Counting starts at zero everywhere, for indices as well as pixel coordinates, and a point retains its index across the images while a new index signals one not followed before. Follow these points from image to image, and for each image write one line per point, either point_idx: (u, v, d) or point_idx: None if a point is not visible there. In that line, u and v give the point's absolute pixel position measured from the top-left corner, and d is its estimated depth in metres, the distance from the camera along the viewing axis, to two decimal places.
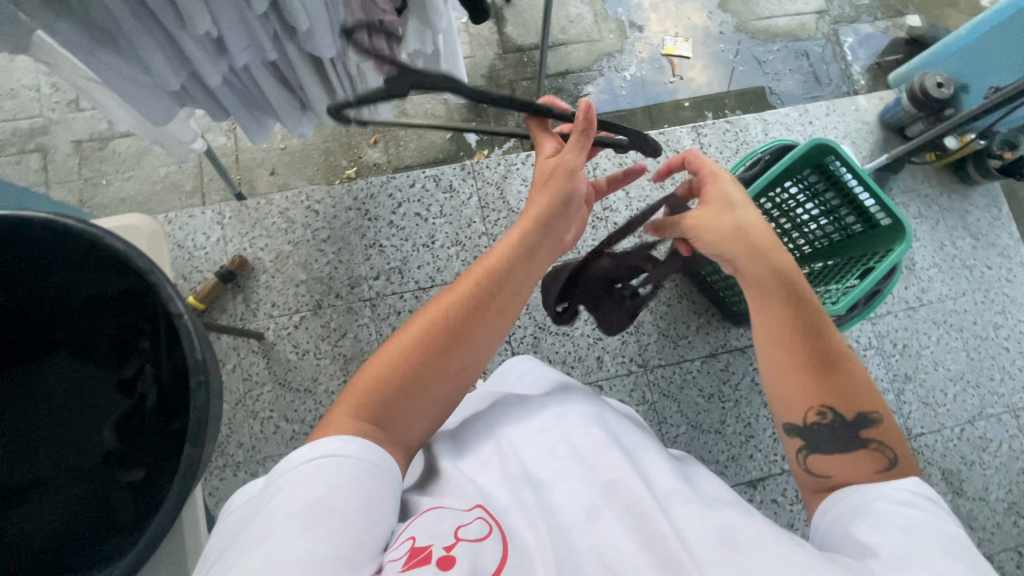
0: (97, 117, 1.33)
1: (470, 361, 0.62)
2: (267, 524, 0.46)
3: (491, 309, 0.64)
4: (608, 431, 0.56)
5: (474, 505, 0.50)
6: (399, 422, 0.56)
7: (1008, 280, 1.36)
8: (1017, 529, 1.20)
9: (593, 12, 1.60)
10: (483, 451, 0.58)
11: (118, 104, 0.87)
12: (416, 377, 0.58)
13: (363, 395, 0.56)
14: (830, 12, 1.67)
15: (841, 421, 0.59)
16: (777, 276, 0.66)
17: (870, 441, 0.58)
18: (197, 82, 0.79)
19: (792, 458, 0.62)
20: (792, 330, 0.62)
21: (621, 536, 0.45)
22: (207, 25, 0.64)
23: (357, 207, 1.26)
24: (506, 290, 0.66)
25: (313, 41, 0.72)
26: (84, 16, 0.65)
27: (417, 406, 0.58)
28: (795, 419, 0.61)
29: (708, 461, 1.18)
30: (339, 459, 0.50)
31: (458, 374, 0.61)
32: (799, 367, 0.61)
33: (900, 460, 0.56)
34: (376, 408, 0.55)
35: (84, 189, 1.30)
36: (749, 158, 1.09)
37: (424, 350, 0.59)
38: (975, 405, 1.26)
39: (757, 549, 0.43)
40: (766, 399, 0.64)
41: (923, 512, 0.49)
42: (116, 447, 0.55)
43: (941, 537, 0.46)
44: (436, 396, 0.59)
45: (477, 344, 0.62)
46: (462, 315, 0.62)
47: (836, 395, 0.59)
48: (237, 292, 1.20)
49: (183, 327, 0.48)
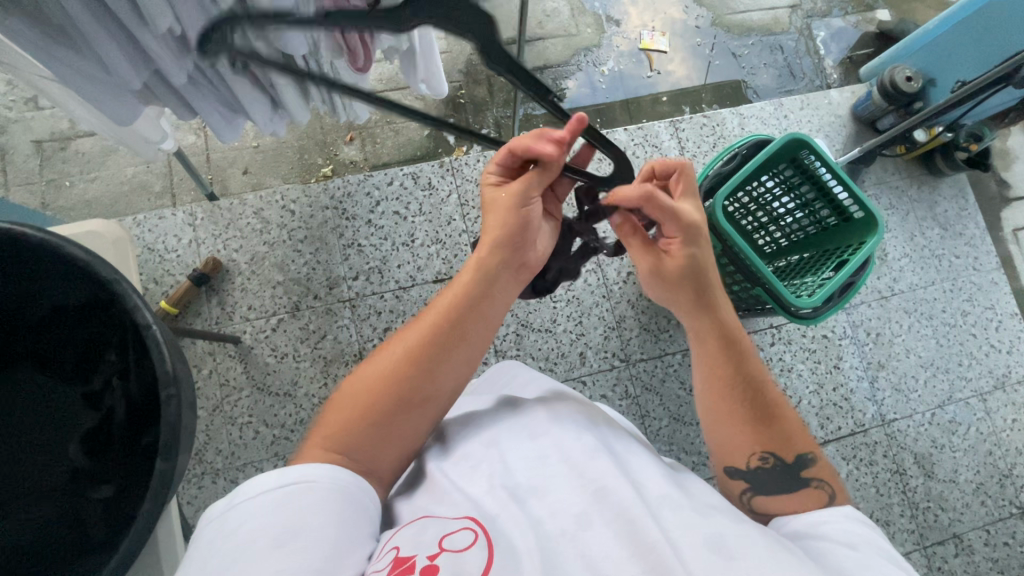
0: (58, 116, 1.28)
1: (443, 391, 0.61)
2: (240, 542, 0.45)
3: (454, 340, 0.61)
4: (599, 438, 0.56)
5: (462, 514, 0.50)
6: (370, 453, 0.56)
7: (975, 269, 1.40)
8: (985, 508, 1.25)
9: (569, 6, 1.59)
10: (473, 454, 0.57)
11: (78, 103, 0.84)
12: (384, 409, 0.57)
13: (335, 425, 0.56)
14: (803, 6, 1.69)
15: (782, 465, 0.60)
16: (719, 332, 0.66)
17: (811, 480, 0.60)
18: (162, 80, 0.76)
19: (736, 501, 0.62)
20: (731, 381, 0.63)
21: (609, 543, 0.45)
22: (169, 22, 0.62)
23: (333, 206, 1.24)
24: (478, 314, 0.63)
25: (283, 39, 0.70)
26: (37, 12, 0.62)
27: (387, 440, 0.57)
28: (738, 463, 0.61)
29: (691, 452, 1.19)
30: (310, 486, 0.50)
31: (424, 408, 0.59)
32: (742, 417, 0.61)
33: (837, 495, 0.58)
34: (346, 440, 0.55)
35: (46, 191, 1.25)
36: (725, 153, 1.04)
37: (388, 381, 0.58)
38: (945, 390, 1.30)
39: (745, 557, 0.43)
40: (710, 447, 0.64)
41: (858, 525, 0.53)
42: (84, 464, 0.53)
43: (882, 550, 0.50)
44: (402, 434, 0.58)
45: (449, 372, 0.61)
46: (430, 344, 0.60)
47: (775, 443, 0.61)
48: (211, 295, 1.17)
49: (152, 338, 0.46)
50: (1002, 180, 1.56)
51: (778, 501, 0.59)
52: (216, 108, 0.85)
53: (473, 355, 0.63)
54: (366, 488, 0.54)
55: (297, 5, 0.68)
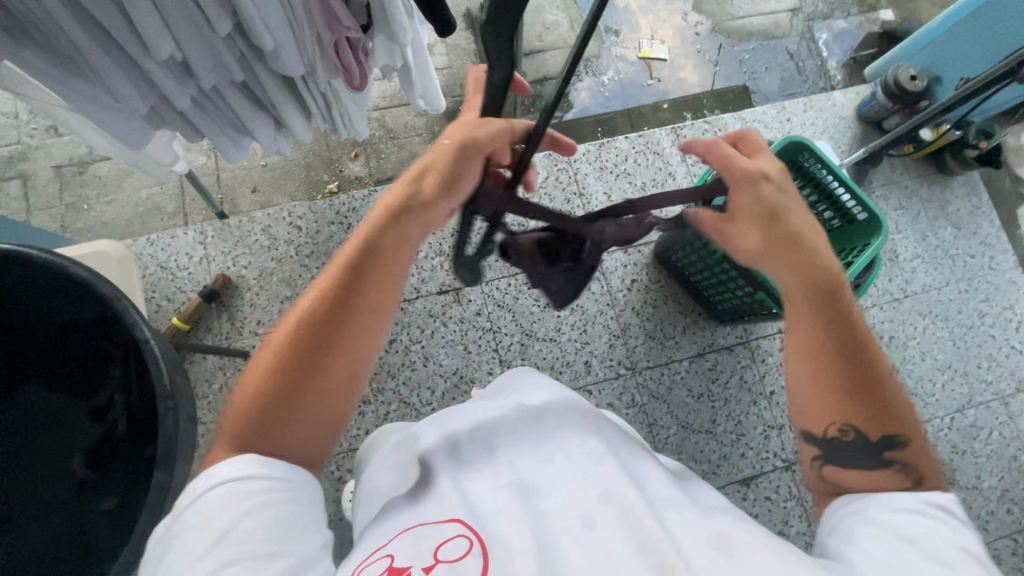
0: (76, 142, 1.33)
1: (353, 367, 0.55)
2: (176, 555, 0.43)
3: (358, 310, 0.54)
4: (606, 442, 0.54)
5: (454, 517, 0.49)
6: (286, 439, 0.52)
7: (991, 268, 1.36)
8: (1011, 516, 1.20)
9: (568, 18, 1.60)
10: (479, 459, 0.55)
11: (93, 129, 0.88)
12: (288, 395, 0.51)
13: (234, 418, 0.51)
14: (804, 9, 1.69)
15: (864, 441, 0.54)
16: (816, 290, 0.57)
17: (893, 462, 0.53)
18: (168, 105, 0.78)
19: (809, 465, 0.59)
20: (822, 341, 0.56)
21: (613, 544, 0.44)
22: (170, 50, 0.64)
23: (339, 222, 1.27)
24: (381, 283, 0.55)
25: (280, 61, 0.72)
26: (48, 45, 0.65)
27: (300, 422, 0.52)
28: (815, 429, 0.57)
29: (700, 460, 1.19)
30: (237, 485, 0.46)
31: (338, 389, 0.54)
32: (826, 382, 0.56)
33: (923, 480, 0.52)
34: (253, 431, 0.50)
35: (65, 214, 1.30)
36: (725, 158, 1.06)
37: (278, 378, 0.51)
38: (964, 393, 1.27)
39: (750, 552, 0.43)
40: (788, 409, 0.60)
41: (927, 515, 0.48)
42: (87, 476, 0.55)
43: (948, 547, 0.45)
44: (311, 420, 0.53)
45: (354, 348, 0.54)
46: (319, 326, 0.53)
47: (858, 413, 0.54)
48: (221, 311, 1.20)
49: (151, 353, 0.48)
50: (1017, 177, 1.52)
51: (849, 472, 0.55)
52: (222, 129, 0.87)
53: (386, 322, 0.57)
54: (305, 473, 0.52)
55: (293, 29, 0.70)
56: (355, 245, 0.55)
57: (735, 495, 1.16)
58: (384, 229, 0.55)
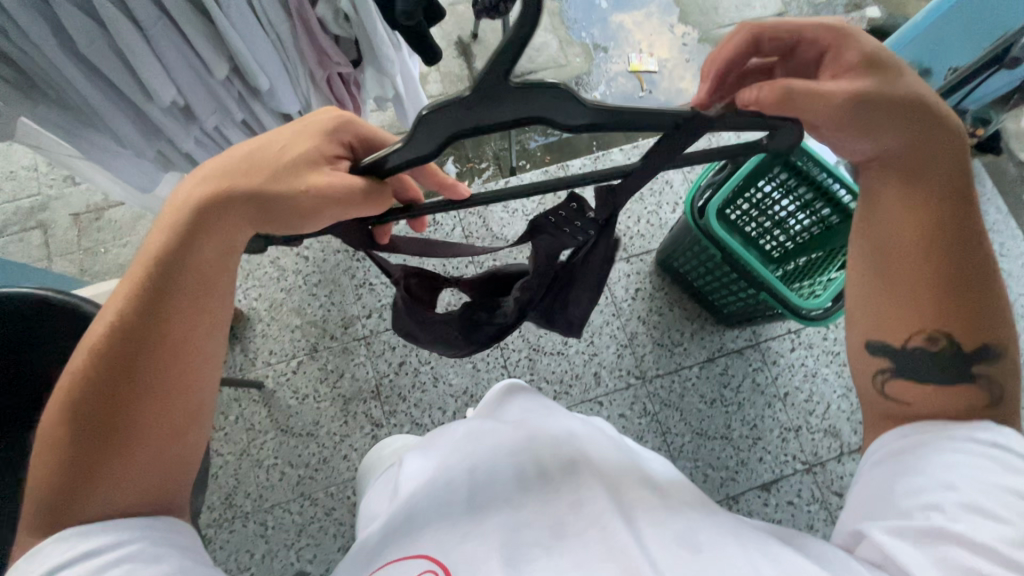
0: (93, 190, 1.39)
1: (184, 396, 0.48)
2: None
3: (165, 325, 0.47)
4: (579, 450, 0.54)
5: (422, 551, 0.47)
6: (107, 487, 0.45)
7: (1002, 255, 1.35)
8: None
9: (557, 39, 1.65)
10: (454, 480, 0.52)
11: (105, 176, 0.93)
12: (98, 443, 0.45)
13: (44, 486, 0.45)
14: (789, 13, 1.71)
15: (953, 352, 0.50)
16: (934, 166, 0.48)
17: (979, 377, 0.50)
18: (175, 150, 0.82)
19: (868, 381, 0.56)
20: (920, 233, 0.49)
21: (584, 555, 0.44)
22: (172, 95, 0.68)
23: (345, 249, 1.29)
24: (188, 308, 0.47)
25: (277, 99, 0.76)
26: (60, 99, 0.70)
27: (127, 463, 0.46)
28: (893, 339, 0.52)
29: (718, 467, 1.17)
30: (84, 566, 0.42)
31: (163, 417, 0.47)
32: (924, 285, 0.50)
33: (1003, 396, 0.51)
34: (64, 494, 0.44)
35: (84, 259, 1.35)
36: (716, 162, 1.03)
37: (78, 444, 0.45)
38: None
39: (714, 550, 0.45)
40: (862, 321, 0.55)
41: (982, 463, 0.45)
42: None
43: (993, 498, 0.43)
44: (139, 457, 0.46)
45: (179, 376, 0.47)
46: (116, 378, 0.46)
47: (955, 321, 0.50)
48: (235, 343, 1.22)
49: None
50: None
51: (918, 390, 0.52)
52: None
53: (217, 334, 0.50)
54: (166, 516, 0.48)
55: (287, 67, 0.74)
56: (137, 282, 0.47)
57: (756, 501, 1.14)
58: (170, 267, 0.46)
